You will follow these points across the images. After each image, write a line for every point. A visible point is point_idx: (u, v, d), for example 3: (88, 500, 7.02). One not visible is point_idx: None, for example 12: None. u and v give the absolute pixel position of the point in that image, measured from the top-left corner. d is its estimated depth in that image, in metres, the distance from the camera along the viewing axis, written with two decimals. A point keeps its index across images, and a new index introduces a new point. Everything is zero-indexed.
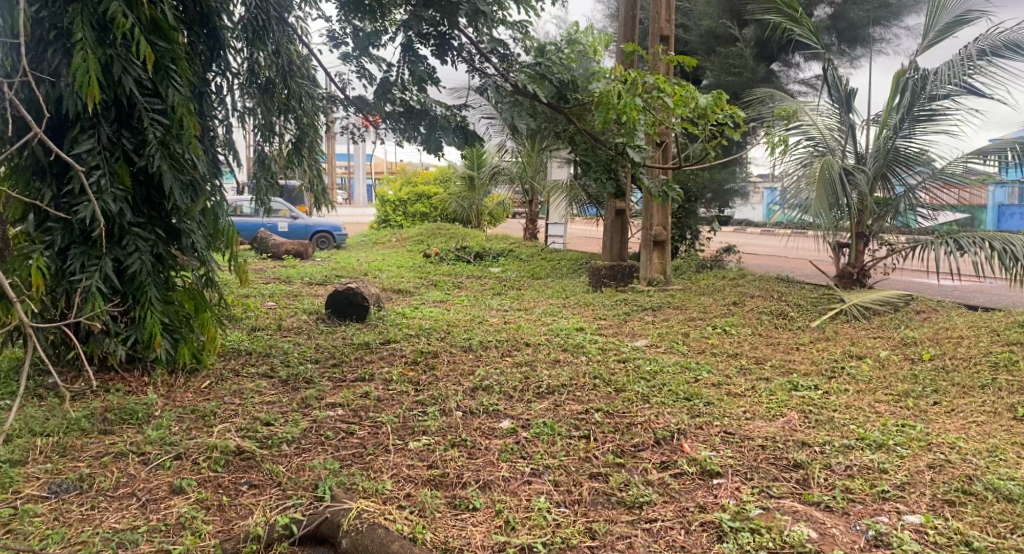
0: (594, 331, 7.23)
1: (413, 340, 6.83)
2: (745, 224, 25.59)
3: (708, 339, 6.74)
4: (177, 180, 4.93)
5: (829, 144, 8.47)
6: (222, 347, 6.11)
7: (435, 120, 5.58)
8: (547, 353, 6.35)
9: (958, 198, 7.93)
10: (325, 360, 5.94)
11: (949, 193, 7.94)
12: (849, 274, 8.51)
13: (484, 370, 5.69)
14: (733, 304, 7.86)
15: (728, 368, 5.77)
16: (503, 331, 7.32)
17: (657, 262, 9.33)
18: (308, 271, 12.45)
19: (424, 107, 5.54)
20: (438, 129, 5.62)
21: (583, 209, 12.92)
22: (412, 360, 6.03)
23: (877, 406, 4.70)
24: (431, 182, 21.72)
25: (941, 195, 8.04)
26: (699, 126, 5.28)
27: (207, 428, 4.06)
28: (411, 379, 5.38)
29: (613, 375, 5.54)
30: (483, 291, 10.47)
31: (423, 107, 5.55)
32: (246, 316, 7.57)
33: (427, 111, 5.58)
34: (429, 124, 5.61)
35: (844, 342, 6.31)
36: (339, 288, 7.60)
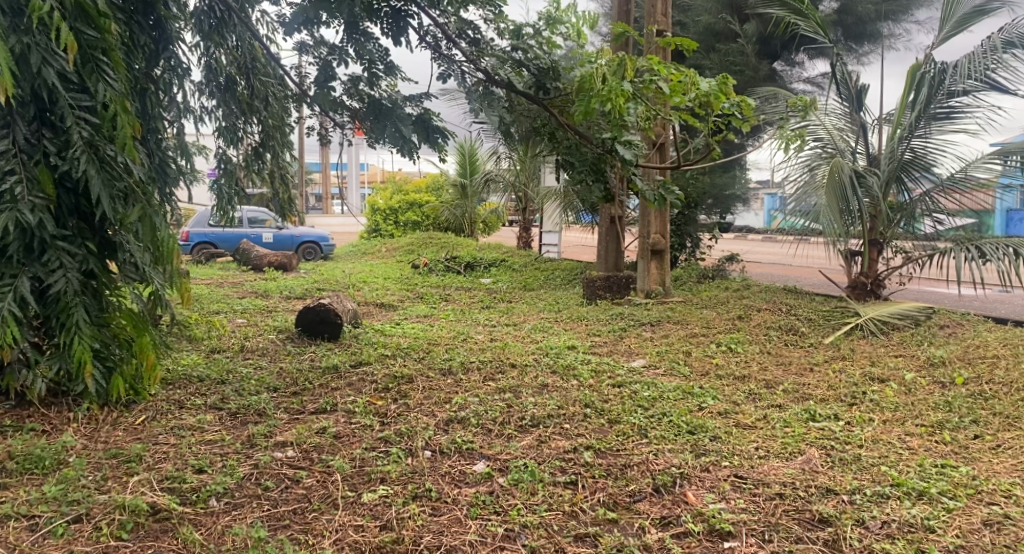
0: (587, 350, 6.62)
1: (388, 363, 6.22)
2: (745, 231, 24.99)
3: (712, 358, 6.13)
4: (107, 186, 4.28)
5: (839, 145, 7.86)
6: (172, 374, 5.51)
7: (397, 112, 5.05)
8: (534, 377, 5.74)
9: (959, 202, 7.46)
10: (285, 389, 5.33)
11: (951, 198, 7.47)
12: (862, 284, 7.91)
13: (462, 399, 5.07)
14: (738, 318, 7.26)
15: (736, 394, 5.16)
16: (488, 350, 6.71)
17: (656, 273, 8.70)
18: (288, 284, 11.83)
19: (391, 104, 5.04)
20: (393, 121, 5.09)
21: (579, 217, 12.28)
22: (383, 388, 5.42)
23: (909, 440, 4.09)
24: (422, 191, 21.13)
25: (947, 201, 7.52)
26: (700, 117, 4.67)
27: (125, 478, 3.47)
28: (379, 411, 4.76)
29: (606, 403, 4.93)
30: (471, 304, 9.86)
31: (391, 104, 5.04)
32: (207, 336, 6.95)
33: (389, 105, 5.04)
34: (389, 118, 5.08)
35: (863, 362, 5.71)
36: (311, 304, 7.02)
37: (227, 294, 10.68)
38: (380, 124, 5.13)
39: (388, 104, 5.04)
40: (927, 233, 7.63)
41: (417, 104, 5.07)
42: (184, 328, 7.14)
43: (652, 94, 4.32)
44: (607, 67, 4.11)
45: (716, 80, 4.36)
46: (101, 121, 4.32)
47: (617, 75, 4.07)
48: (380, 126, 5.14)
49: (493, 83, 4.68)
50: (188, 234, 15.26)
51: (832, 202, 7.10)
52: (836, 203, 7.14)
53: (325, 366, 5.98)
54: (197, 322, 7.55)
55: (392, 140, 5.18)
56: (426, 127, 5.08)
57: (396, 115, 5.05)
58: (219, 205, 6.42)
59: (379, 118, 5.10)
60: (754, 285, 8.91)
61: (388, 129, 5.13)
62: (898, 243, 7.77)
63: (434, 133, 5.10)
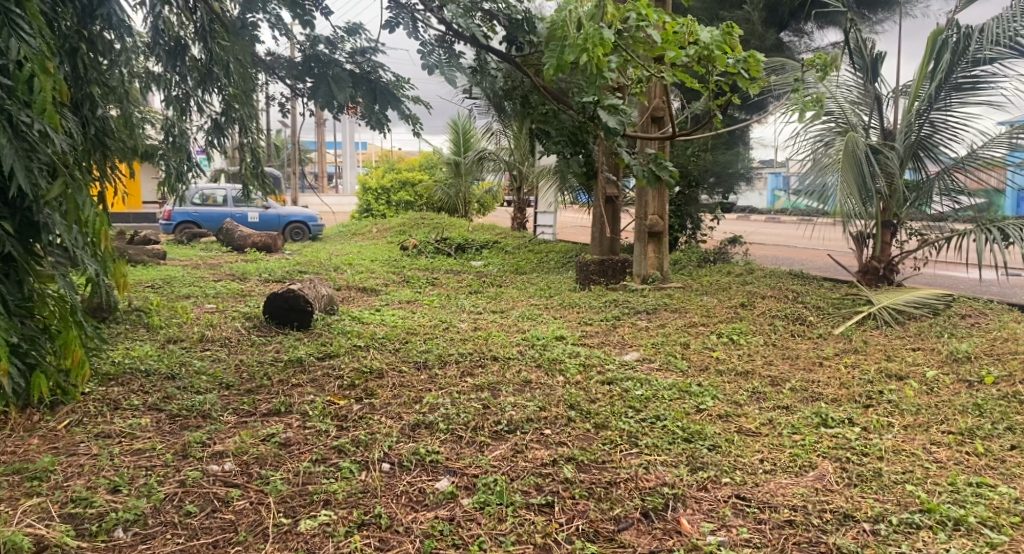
0: (576, 341, 6.11)
1: (358, 355, 5.71)
2: (748, 212, 24.37)
3: (711, 351, 5.61)
4: (20, 155, 3.71)
5: (850, 119, 7.30)
6: (116, 368, 5.01)
7: (334, 70, 4.44)
8: (517, 373, 5.22)
9: (969, 180, 6.97)
10: (239, 386, 4.82)
11: (963, 176, 6.98)
12: (874, 269, 7.36)
13: (434, 399, 4.56)
14: (740, 306, 6.73)
15: (738, 393, 4.65)
16: (469, 340, 6.19)
17: (653, 256, 8.16)
18: (270, 266, 11.32)
19: (323, 67, 4.44)
20: (329, 83, 4.48)
21: (574, 197, 11.72)
22: (348, 385, 4.92)
23: (936, 450, 3.59)
24: (415, 170, 20.57)
25: (962, 178, 7.00)
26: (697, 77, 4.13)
27: (21, 501, 3.00)
28: (339, 415, 4.26)
29: (593, 404, 4.42)
30: (459, 288, 9.35)
31: (324, 67, 4.44)
32: (165, 325, 6.43)
33: (322, 66, 4.44)
34: (325, 84, 4.48)
35: (878, 356, 5.19)
36: (279, 291, 6.50)
37: (202, 277, 10.16)
38: (314, 83, 4.49)
39: (323, 58, 4.44)
40: (936, 212, 7.16)
41: (359, 60, 4.52)
42: (143, 318, 6.62)
43: (640, 45, 3.77)
44: (584, 12, 3.55)
45: (719, 31, 3.81)
46: (14, 83, 3.77)
47: (597, 20, 3.52)
48: (314, 86, 4.51)
49: (456, 37, 4.13)
50: (170, 213, 14.76)
51: (850, 183, 6.61)
52: (853, 183, 6.64)
53: (288, 359, 5.47)
54: (158, 311, 7.03)
55: (325, 103, 4.53)
56: (370, 88, 4.56)
57: (333, 75, 4.44)
58: (165, 181, 6.18)
59: (313, 77, 4.48)
60: (757, 270, 8.38)
61: (323, 90, 4.50)
62: (913, 226, 7.26)
63: (380, 95, 4.58)
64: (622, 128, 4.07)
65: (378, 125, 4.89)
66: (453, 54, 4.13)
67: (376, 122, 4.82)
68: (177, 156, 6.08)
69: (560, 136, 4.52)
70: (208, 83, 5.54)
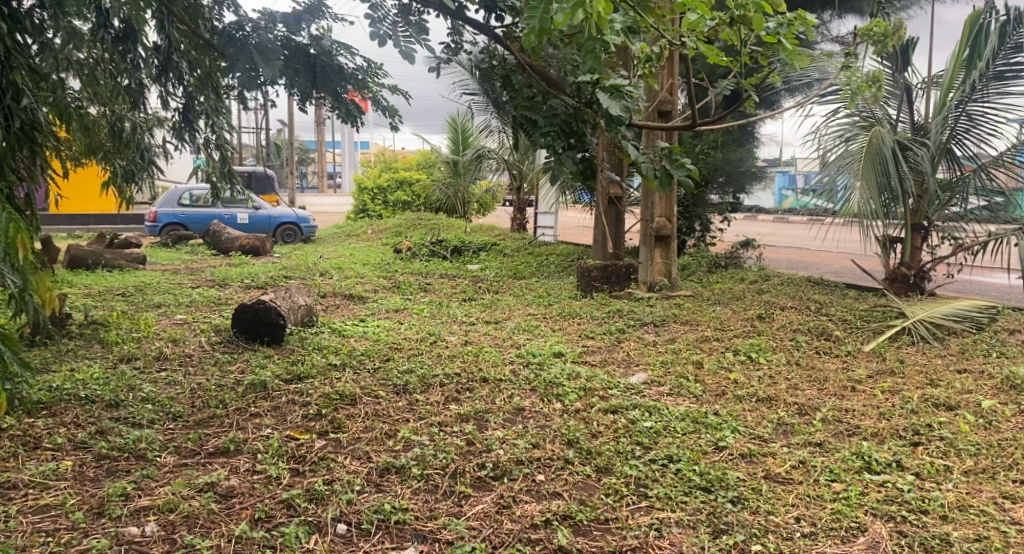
0: (576, 358, 5.48)
1: (333, 377, 5.08)
2: (757, 211, 23.72)
3: (728, 373, 4.98)
4: None
5: (875, 111, 6.66)
6: (51, 395, 4.42)
7: (262, 40, 3.57)
8: (508, 399, 4.60)
9: (1007, 179, 6.32)
10: (189, 418, 4.21)
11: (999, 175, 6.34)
12: (903, 277, 6.69)
13: (410, 435, 3.94)
14: (757, 318, 6.10)
15: (762, 427, 4.02)
16: (457, 358, 5.57)
17: (660, 262, 7.51)
18: (255, 271, 10.73)
19: (249, 40, 3.56)
20: (246, 59, 3.53)
21: (576, 196, 11.08)
22: (313, 416, 4.30)
23: (1011, 510, 2.98)
24: (413, 170, 19.94)
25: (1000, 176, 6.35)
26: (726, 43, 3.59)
27: None
28: (296, 456, 3.65)
29: (596, 442, 3.79)
30: (451, 296, 8.72)
31: (249, 40, 3.56)
32: (122, 341, 5.82)
33: (251, 39, 3.57)
34: (246, 57, 3.53)
35: (920, 379, 4.55)
36: (248, 302, 5.90)
37: (180, 283, 9.56)
38: (233, 55, 3.56)
39: (261, 28, 3.63)
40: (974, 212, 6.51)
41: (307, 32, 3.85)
42: (98, 332, 6.00)
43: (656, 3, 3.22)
44: None
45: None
46: None
47: None
48: (231, 59, 3.56)
49: (423, 4, 3.56)
50: (156, 214, 14.19)
51: (870, 182, 6.04)
52: (875, 183, 6.05)
53: (250, 383, 4.85)
54: (117, 324, 6.42)
55: (243, 78, 3.53)
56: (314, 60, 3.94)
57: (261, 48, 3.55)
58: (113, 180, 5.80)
59: (234, 50, 3.56)
60: (773, 276, 7.73)
61: (240, 62, 3.53)
62: (945, 227, 6.61)
63: (321, 74, 3.97)
64: (627, 116, 3.44)
65: (346, 115, 4.48)
66: (416, 23, 3.55)
67: (344, 112, 4.42)
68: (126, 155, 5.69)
69: (547, 127, 3.92)
70: (167, 73, 4.91)
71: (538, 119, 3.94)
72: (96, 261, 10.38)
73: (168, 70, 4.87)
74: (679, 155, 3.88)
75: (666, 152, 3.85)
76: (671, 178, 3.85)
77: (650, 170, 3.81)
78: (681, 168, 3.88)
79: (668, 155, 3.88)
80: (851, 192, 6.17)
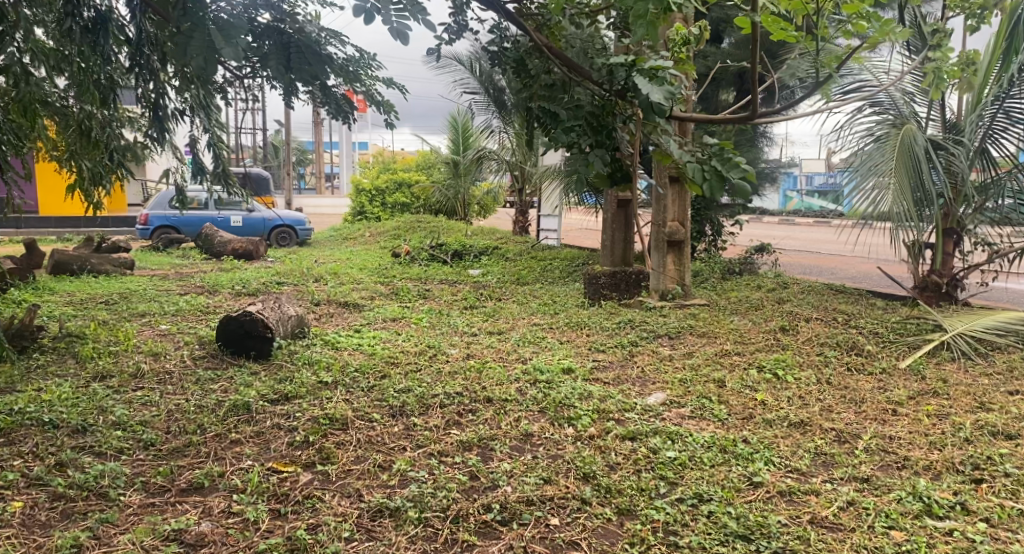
0: (587, 375, 5.07)
1: (323, 396, 4.67)
2: (761, 212, 23.32)
3: (754, 393, 4.56)
4: None
5: (902, 109, 6.29)
6: (10, 419, 4.01)
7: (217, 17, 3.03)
8: (514, 424, 4.18)
9: None
10: (161, 446, 3.78)
11: None
12: (934, 286, 6.28)
13: (406, 469, 3.55)
14: (780, 330, 5.69)
15: (798, 459, 3.62)
16: (458, 374, 5.16)
17: (672, 269, 7.11)
18: (246, 276, 10.33)
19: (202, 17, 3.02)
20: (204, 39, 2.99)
21: (580, 199, 10.56)
22: (299, 443, 3.89)
23: None
24: (412, 171, 19.53)
25: None
26: (800, 17, 3.32)
27: None
28: (278, 495, 3.23)
29: (617, 477, 3.40)
30: (451, 303, 8.30)
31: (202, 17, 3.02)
32: (97, 356, 5.40)
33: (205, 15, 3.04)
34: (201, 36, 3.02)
35: (969, 401, 4.15)
36: (234, 314, 5.50)
37: (167, 289, 9.14)
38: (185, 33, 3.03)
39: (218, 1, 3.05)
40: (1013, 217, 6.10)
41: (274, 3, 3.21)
42: (73, 346, 5.58)
43: None
44: None
45: None
46: None
47: None
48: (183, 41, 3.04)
49: None
50: (147, 217, 13.72)
51: (903, 182, 5.63)
52: (906, 183, 5.65)
53: (232, 405, 4.43)
54: (94, 336, 5.99)
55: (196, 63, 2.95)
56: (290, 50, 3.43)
57: (219, 23, 2.77)
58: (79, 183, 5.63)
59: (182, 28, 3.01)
60: (792, 283, 7.33)
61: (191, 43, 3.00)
62: (979, 233, 6.19)
63: (297, 56, 3.23)
64: (670, 103, 2.93)
65: (336, 110, 4.24)
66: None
67: (334, 107, 4.17)
68: (92, 155, 5.42)
69: (572, 121, 3.41)
70: (142, 71, 4.48)
71: (559, 112, 3.46)
72: (82, 266, 9.97)
73: (143, 68, 4.46)
74: (730, 154, 3.38)
75: (716, 150, 3.34)
76: (724, 183, 3.33)
77: (697, 173, 3.31)
78: (738, 172, 3.35)
79: (718, 153, 3.38)
80: (857, 191, 5.87)
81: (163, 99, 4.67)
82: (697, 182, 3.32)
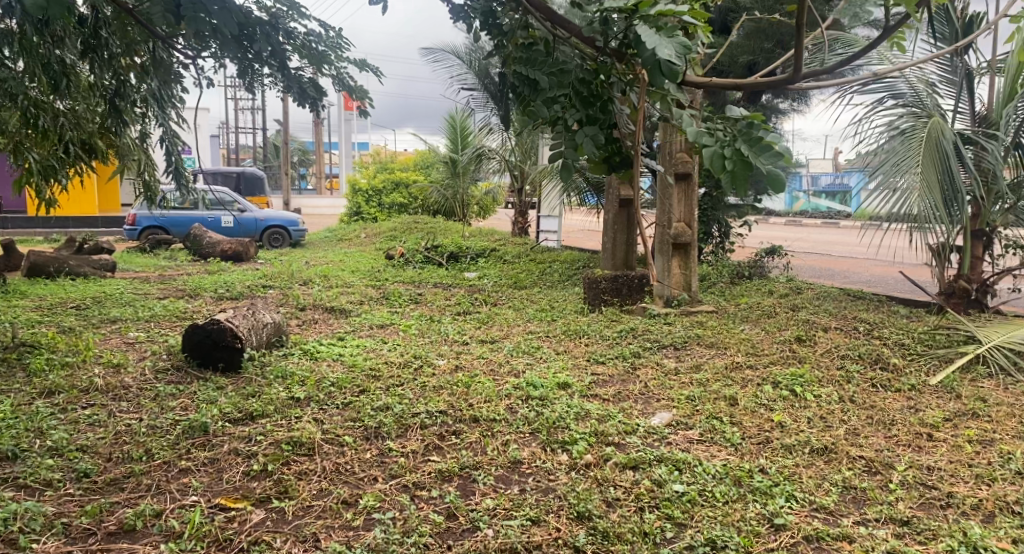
0: (585, 390, 4.60)
1: (289, 415, 4.21)
2: (768, 213, 22.77)
3: (770, 413, 4.08)
4: None
5: (925, 101, 5.82)
6: None
7: None
8: (502, 450, 3.70)
9: None
10: (96, 478, 3.35)
11: None
12: (963, 292, 5.79)
13: (373, 506, 3.10)
14: (796, 340, 5.22)
15: (824, 493, 3.15)
16: (443, 389, 4.69)
17: (678, 272, 6.66)
18: (232, 279, 9.88)
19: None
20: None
21: (581, 198, 10.15)
22: (254, 473, 3.44)
23: None
24: (410, 170, 19.06)
25: None
26: None
27: None
28: (219, 540, 2.85)
29: (615, 519, 2.94)
30: (444, 308, 7.84)
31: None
32: (50, 369, 4.96)
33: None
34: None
35: (1016, 426, 3.68)
36: (200, 322, 5.06)
37: (145, 293, 8.69)
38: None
39: None
40: None
41: None
42: (24, 359, 5.14)
43: None
44: None
45: None
46: None
47: None
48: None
49: None
50: (135, 218, 13.34)
51: (931, 178, 5.20)
52: (934, 179, 5.21)
53: (188, 426, 3.97)
54: (51, 345, 5.55)
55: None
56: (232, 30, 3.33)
57: None
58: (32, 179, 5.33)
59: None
60: (806, 288, 6.85)
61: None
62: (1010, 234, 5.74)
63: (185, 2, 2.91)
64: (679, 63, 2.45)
65: (301, 96, 3.93)
66: None
67: (298, 91, 3.87)
68: (43, 146, 5.23)
69: (555, 89, 2.97)
70: (95, 55, 4.21)
71: (539, 79, 2.98)
72: (59, 268, 9.54)
73: (97, 51, 4.16)
74: (761, 130, 2.73)
75: (741, 128, 2.72)
76: (752, 170, 2.72)
77: (716, 160, 2.72)
78: (769, 153, 2.73)
79: (745, 130, 2.75)
80: (868, 190, 5.54)
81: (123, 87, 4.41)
82: (716, 169, 2.73)
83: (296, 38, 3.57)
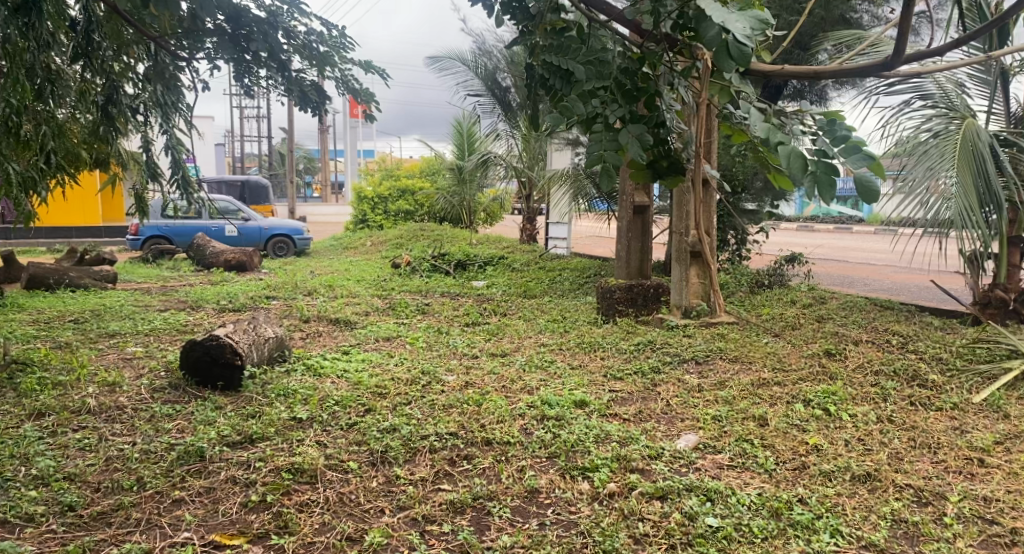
0: (603, 409, 4.34)
1: (291, 438, 3.96)
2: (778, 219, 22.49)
3: (804, 435, 3.81)
4: None
5: (955, 101, 5.57)
6: None
7: None
8: (518, 477, 3.45)
9: None
10: (83, 511, 3.12)
11: None
12: (1000, 302, 5.52)
13: (381, 544, 2.86)
14: (825, 354, 4.95)
15: (872, 528, 2.89)
16: (453, 409, 4.43)
17: (696, 282, 6.37)
18: (234, 290, 9.65)
19: None
20: None
21: (591, 205, 9.90)
22: (252, 505, 3.19)
23: None
24: (416, 177, 18.83)
25: None
26: None
27: None
28: None
29: None
30: (452, 319, 7.58)
31: None
32: (41, 388, 4.72)
33: None
34: None
35: None
36: (197, 338, 4.81)
37: (146, 305, 8.48)
38: None
39: None
40: None
41: None
42: (15, 378, 4.90)
43: None
44: None
45: None
46: None
47: None
48: None
49: None
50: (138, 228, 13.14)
51: (968, 180, 4.91)
52: (970, 180, 4.92)
53: (184, 451, 3.72)
54: (43, 362, 5.30)
55: None
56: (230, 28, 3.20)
57: None
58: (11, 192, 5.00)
59: None
60: (831, 298, 6.58)
61: None
62: None
63: None
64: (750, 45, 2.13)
65: (301, 100, 3.70)
66: None
67: (299, 95, 3.63)
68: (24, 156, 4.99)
69: (593, 82, 2.67)
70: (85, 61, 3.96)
71: (575, 69, 2.70)
72: (59, 280, 9.33)
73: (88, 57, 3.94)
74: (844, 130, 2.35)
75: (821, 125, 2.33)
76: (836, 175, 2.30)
77: (796, 160, 2.28)
78: (855, 156, 2.31)
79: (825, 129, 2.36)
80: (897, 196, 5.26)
81: (116, 94, 4.13)
82: (795, 171, 2.27)
83: (293, 35, 3.35)
